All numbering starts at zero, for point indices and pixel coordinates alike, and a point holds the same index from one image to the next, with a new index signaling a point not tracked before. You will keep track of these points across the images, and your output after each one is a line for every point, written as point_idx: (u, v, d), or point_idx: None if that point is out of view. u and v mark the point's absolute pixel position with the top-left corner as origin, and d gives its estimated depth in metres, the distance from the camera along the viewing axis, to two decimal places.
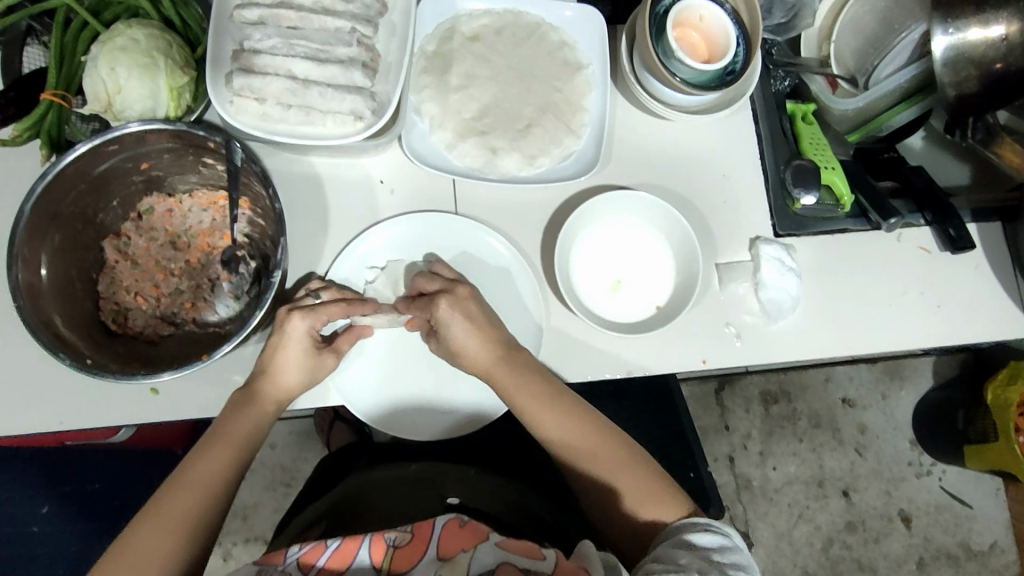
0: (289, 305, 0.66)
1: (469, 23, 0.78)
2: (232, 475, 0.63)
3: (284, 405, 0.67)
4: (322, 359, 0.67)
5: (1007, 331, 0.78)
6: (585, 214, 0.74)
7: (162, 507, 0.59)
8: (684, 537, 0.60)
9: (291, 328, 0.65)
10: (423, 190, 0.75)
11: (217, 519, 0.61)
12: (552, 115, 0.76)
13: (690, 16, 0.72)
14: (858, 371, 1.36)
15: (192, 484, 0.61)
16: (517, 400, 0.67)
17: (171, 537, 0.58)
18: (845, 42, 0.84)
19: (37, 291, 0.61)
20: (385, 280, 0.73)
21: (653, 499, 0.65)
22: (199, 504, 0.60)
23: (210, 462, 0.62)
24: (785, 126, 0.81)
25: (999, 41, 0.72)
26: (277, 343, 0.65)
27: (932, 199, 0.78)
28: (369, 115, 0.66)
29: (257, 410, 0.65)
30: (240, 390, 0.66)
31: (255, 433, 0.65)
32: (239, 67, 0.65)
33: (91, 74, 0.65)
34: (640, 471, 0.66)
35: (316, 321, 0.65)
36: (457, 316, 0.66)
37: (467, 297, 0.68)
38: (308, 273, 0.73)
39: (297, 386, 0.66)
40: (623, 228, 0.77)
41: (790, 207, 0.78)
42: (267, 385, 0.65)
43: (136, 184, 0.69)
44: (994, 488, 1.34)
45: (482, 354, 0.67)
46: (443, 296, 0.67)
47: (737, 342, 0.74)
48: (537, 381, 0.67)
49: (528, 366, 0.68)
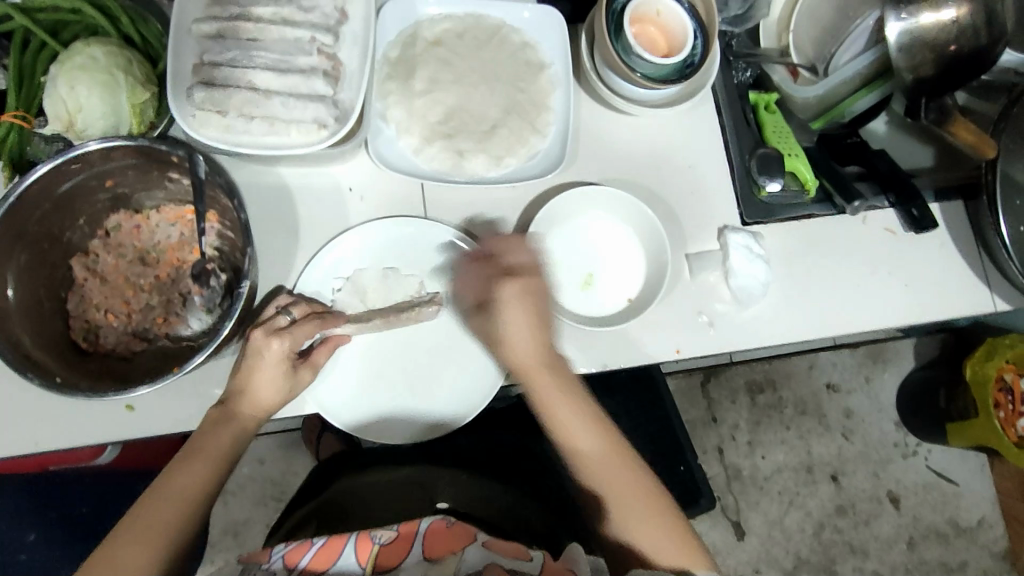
0: (262, 328, 0.65)
1: (430, 28, 0.78)
2: (208, 492, 0.63)
3: (262, 421, 0.67)
4: (299, 377, 0.67)
5: (974, 306, 0.79)
6: (553, 209, 0.75)
7: (138, 517, 0.59)
8: None
9: (268, 352, 0.64)
10: (392, 195, 0.76)
11: (192, 534, 0.61)
12: (517, 115, 0.77)
13: (647, 12, 0.73)
14: (841, 355, 1.38)
15: (170, 496, 0.61)
16: (562, 419, 0.67)
17: (145, 550, 0.57)
18: (803, 31, 0.86)
19: (4, 313, 0.61)
20: (352, 289, 0.74)
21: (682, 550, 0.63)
22: (176, 518, 0.60)
23: (187, 476, 0.62)
24: (748, 116, 0.82)
25: (951, 24, 0.73)
26: (253, 367, 0.64)
27: (895, 180, 0.79)
28: (333, 123, 0.67)
29: (236, 429, 0.65)
30: (217, 408, 0.66)
31: (235, 448, 0.65)
32: (200, 81, 0.65)
33: (51, 96, 0.65)
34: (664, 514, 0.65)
35: (295, 343, 0.65)
36: (518, 305, 0.66)
37: (530, 288, 0.66)
38: (273, 291, 0.72)
39: (273, 404, 0.66)
40: (594, 224, 0.77)
41: (756, 194, 0.79)
42: (246, 403, 0.65)
43: (103, 202, 0.69)
44: (979, 464, 1.36)
45: (528, 356, 0.68)
46: (508, 278, 0.66)
47: (710, 330, 0.75)
48: (571, 392, 0.68)
49: (566, 379, 0.68)
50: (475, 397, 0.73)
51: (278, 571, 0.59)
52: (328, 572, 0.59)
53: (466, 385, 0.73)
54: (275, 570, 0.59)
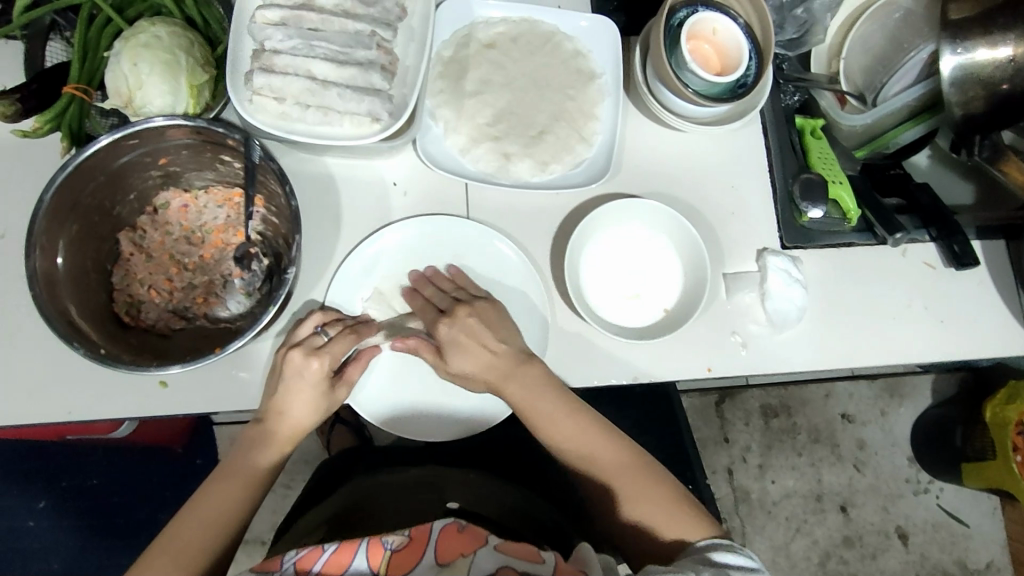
0: (300, 349, 0.65)
1: (485, 30, 0.79)
2: (241, 514, 0.62)
3: (298, 441, 0.67)
4: (337, 393, 0.67)
5: (1010, 347, 0.79)
6: (614, 210, 0.76)
7: (164, 543, 0.58)
8: (708, 555, 0.60)
9: (308, 371, 0.64)
10: (436, 193, 0.76)
11: (224, 557, 0.60)
12: (565, 122, 0.77)
13: (704, 29, 0.74)
14: (859, 387, 1.37)
15: (202, 516, 0.60)
16: (538, 417, 0.67)
17: (173, 564, 0.57)
18: (856, 59, 0.86)
19: (54, 280, 0.62)
20: (382, 297, 0.74)
21: (679, 519, 0.64)
22: (203, 536, 0.59)
23: (221, 498, 0.61)
24: (794, 141, 0.81)
25: (1006, 62, 0.71)
26: (291, 385, 0.64)
27: (936, 214, 0.78)
28: (386, 117, 0.67)
29: (268, 448, 0.65)
30: (254, 426, 0.65)
31: (267, 472, 0.65)
32: (259, 66, 0.66)
33: (113, 70, 0.66)
34: (643, 479, 0.66)
35: (333, 361, 0.65)
36: (460, 337, 0.68)
37: (467, 316, 0.69)
38: (305, 305, 0.72)
39: (309, 421, 0.66)
40: (646, 236, 0.78)
41: (797, 220, 0.78)
42: (281, 424, 0.65)
43: (154, 178, 0.70)
44: (991, 507, 1.34)
45: (487, 372, 0.68)
46: (443, 318, 0.70)
47: (742, 350, 0.75)
48: (549, 395, 0.67)
49: (538, 380, 0.67)
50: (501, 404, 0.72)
51: None
52: None
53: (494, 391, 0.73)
54: None
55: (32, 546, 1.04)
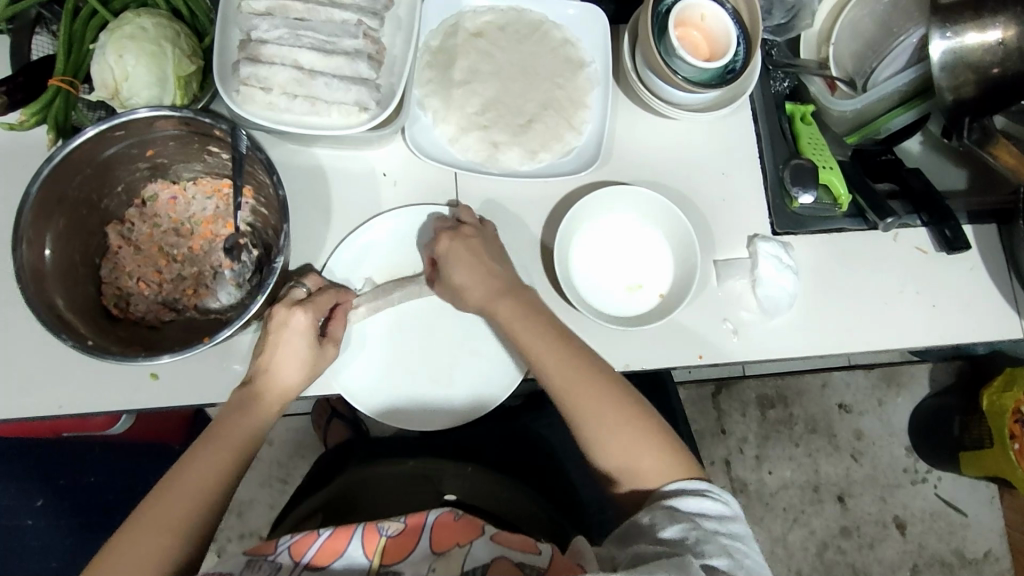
0: (284, 302, 0.66)
1: (473, 19, 0.79)
2: (230, 477, 0.61)
3: (285, 407, 0.67)
4: (325, 351, 0.67)
5: (1003, 333, 0.78)
6: (612, 194, 0.75)
7: (151, 510, 0.57)
8: (671, 501, 0.59)
9: (292, 323, 0.64)
10: (426, 182, 0.76)
11: (211, 522, 0.59)
12: (554, 111, 0.77)
13: (692, 16, 0.73)
14: (855, 376, 1.37)
15: (189, 483, 0.59)
16: (525, 338, 0.66)
17: (162, 532, 0.56)
18: (845, 44, 0.85)
19: (42, 274, 0.62)
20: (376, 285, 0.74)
21: (660, 458, 0.62)
22: (196, 503, 0.58)
23: (210, 461, 0.60)
24: (784, 128, 0.81)
25: (996, 45, 0.71)
26: (280, 342, 0.65)
27: (929, 199, 0.78)
28: (374, 106, 0.68)
29: (257, 413, 0.65)
30: (242, 389, 0.65)
31: (255, 439, 0.64)
32: (245, 57, 0.66)
33: (99, 63, 0.66)
34: (627, 410, 0.64)
35: (316, 312, 0.66)
36: (459, 251, 0.69)
37: (470, 235, 0.70)
38: (302, 267, 0.73)
39: (298, 385, 0.66)
40: (643, 228, 0.78)
41: (789, 205, 0.78)
42: (270, 385, 0.65)
43: (141, 171, 0.70)
44: (988, 496, 1.34)
45: (485, 293, 0.68)
46: (446, 233, 0.70)
47: (734, 337, 0.75)
48: (541, 325, 0.67)
49: (530, 305, 0.68)
50: (491, 391, 0.73)
51: (283, 565, 0.57)
52: (332, 568, 0.57)
53: (484, 376, 0.73)
54: (281, 563, 0.57)
55: (32, 544, 1.05)
